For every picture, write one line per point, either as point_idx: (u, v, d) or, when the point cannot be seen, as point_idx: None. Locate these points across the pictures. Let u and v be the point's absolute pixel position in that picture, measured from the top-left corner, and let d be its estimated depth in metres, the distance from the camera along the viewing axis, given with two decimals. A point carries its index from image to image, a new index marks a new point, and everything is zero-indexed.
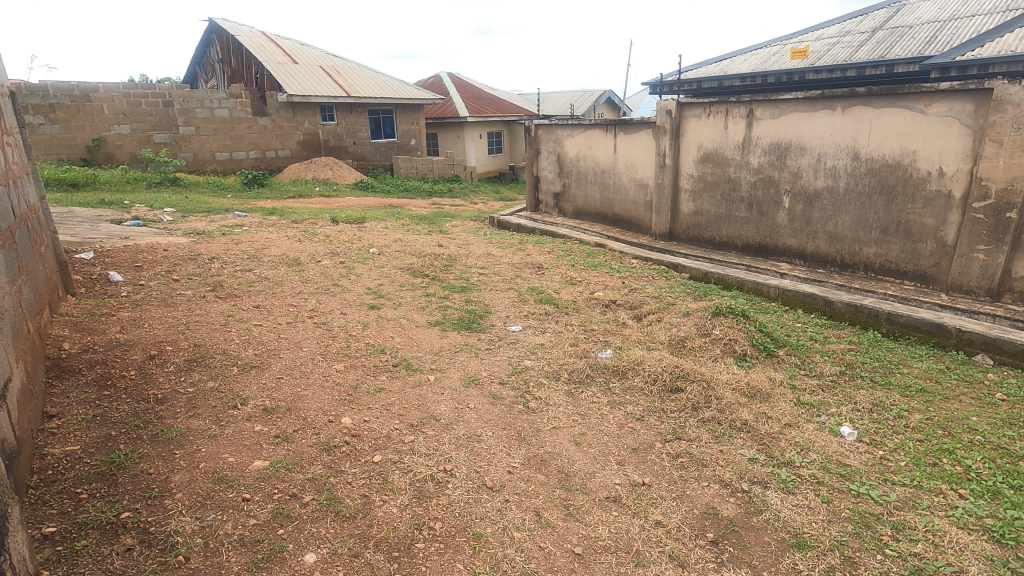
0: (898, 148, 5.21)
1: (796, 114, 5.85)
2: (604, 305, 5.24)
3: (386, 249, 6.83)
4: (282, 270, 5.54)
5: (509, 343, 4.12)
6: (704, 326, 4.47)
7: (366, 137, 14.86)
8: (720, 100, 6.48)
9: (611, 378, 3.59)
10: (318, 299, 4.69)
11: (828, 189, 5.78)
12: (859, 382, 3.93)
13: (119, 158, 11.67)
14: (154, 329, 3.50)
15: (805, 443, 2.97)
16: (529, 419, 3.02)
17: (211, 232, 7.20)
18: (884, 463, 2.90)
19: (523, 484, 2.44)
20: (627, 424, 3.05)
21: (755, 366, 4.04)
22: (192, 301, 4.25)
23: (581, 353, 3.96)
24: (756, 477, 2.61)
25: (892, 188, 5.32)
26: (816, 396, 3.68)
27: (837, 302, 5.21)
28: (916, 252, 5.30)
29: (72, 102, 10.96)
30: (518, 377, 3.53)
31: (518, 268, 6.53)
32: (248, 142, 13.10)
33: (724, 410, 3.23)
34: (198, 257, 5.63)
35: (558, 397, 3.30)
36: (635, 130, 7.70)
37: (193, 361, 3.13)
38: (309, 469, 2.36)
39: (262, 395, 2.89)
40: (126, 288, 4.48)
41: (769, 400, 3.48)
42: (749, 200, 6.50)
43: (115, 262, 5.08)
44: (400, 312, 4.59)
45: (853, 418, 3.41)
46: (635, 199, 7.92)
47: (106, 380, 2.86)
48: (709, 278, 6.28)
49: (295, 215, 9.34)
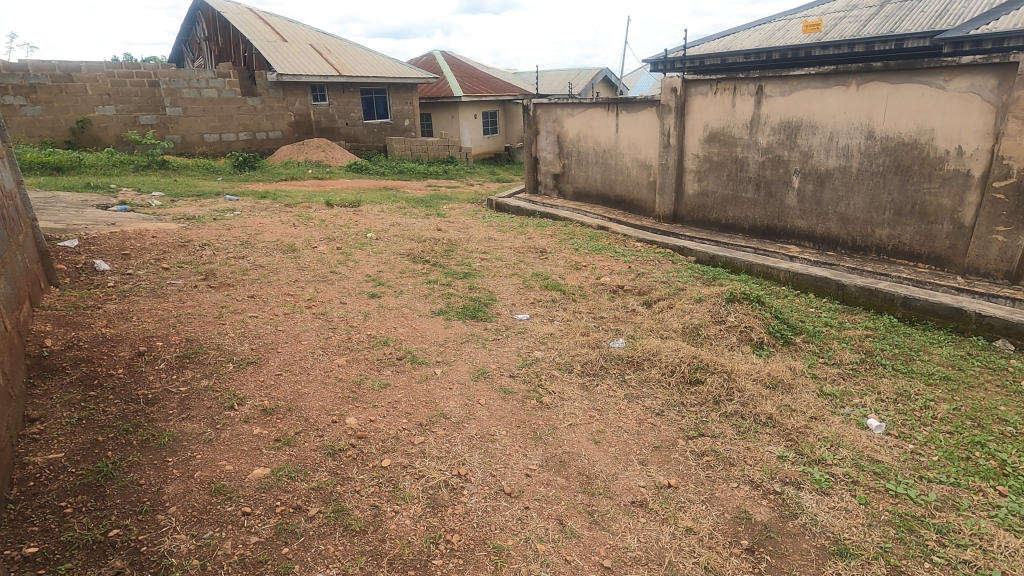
0: (915, 126, 5.01)
1: (808, 91, 5.63)
2: (612, 290, 5.09)
3: (385, 234, 6.61)
4: (277, 257, 5.32)
5: (517, 332, 3.95)
6: (719, 313, 4.31)
7: (359, 117, 14.48)
8: (727, 77, 6.23)
9: (627, 370, 3.43)
10: (316, 288, 4.49)
11: (840, 168, 5.59)
12: (881, 371, 3.80)
13: (105, 141, 11.33)
14: (143, 323, 3.28)
15: (834, 438, 2.83)
16: (543, 415, 2.86)
17: (202, 217, 6.96)
18: (916, 459, 2.77)
19: (543, 489, 2.28)
20: (647, 419, 2.90)
21: (773, 355, 3.89)
22: (182, 292, 4.03)
23: (593, 343, 3.78)
24: (789, 477, 2.46)
25: (908, 167, 5.14)
26: (838, 385, 3.56)
27: (851, 286, 5.07)
28: (931, 234, 5.15)
29: (54, 82, 10.57)
30: (530, 369, 3.36)
31: (520, 253, 6.34)
32: (238, 123, 12.72)
33: (747, 404, 3.07)
34: (188, 244, 5.40)
35: (573, 392, 3.14)
36: (637, 109, 7.46)
37: (185, 358, 2.93)
38: (313, 477, 2.18)
39: (260, 394, 2.70)
40: (112, 278, 4.27)
41: (792, 391, 3.34)
42: (756, 180, 6.31)
43: (101, 250, 4.85)
44: (401, 301, 4.39)
45: (878, 409, 3.29)
46: (638, 179, 7.70)
47: (91, 381, 2.67)
48: (716, 262, 6.13)
49: (288, 198, 9.07)
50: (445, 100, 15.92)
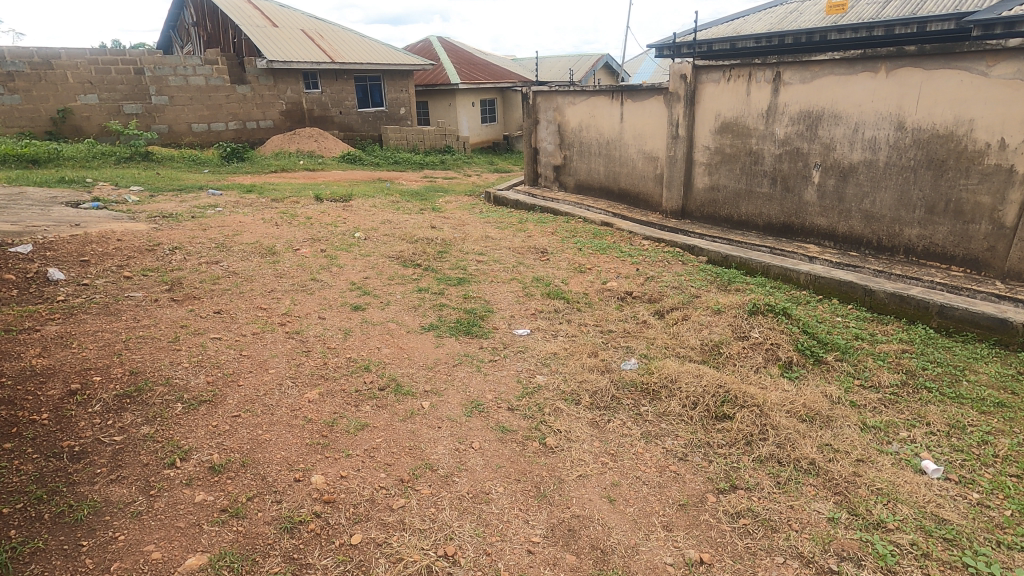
0: (952, 116, 4.54)
1: (831, 78, 5.15)
2: (620, 298, 4.65)
3: (374, 233, 6.15)
4: (254, 261, 4.87)
5: (516, 352, 3.51)
6: (741, 327, 3.88)
7: (352, 105, 13.92)
8: (742, 62, 5.74)
9: (642, 401, 2.99)
10: (293, 299, 4.04)
11: (865, 162, 5.13)
12: (926, 396, 3.37)
13: (87, 131, 10.80)
14: (84, 350, 2.83)
15: (889, 490, 2.41)
16: (547, 464, 2.43)
17: (179, 215, 6.50)
18: (987, 515, 2.35)
19: (548, 573, 1.88)
20: (669, 467, 2.48)
21: (804, 377, 3.46)
22: (139, 308, 3.58)
23: (603, 366, 3.34)
24: (845, 550, 2.05)
25: (943, 162, 4.67)
26: (880, 415, 3.13)
27: (880, 292, 4.64)
28: (967, 235, 4.70)
29: (32, 70, 10.07)
30: (531, 401, 2.92)
31: (520, 253, 5.88)
32: (226, 112, 12.17)
33: (785, 445, 2.63)
34: (157, 248, 4.94)
35: (581, 430, 2.71)
36: (643, 97, 6.97)
37: (125, 398, 2.48)
38: (263, 567, 1.78)
39: (210, 445, 2.26)
40: (66, 290, 3.84)
41: (832, 425, 2.92)
42: (772, 174, 5.85)
43: (57, 255, 4.39)
44: (388, 314, 3.94)
45: (930, 445, 2.87)
46: (643, 172, 7.23)
47: (7, 430, 2.21)
48: (730, 262, 5.69)
49: (275, 192, 8.59)
50: (442, 88, 15.36)
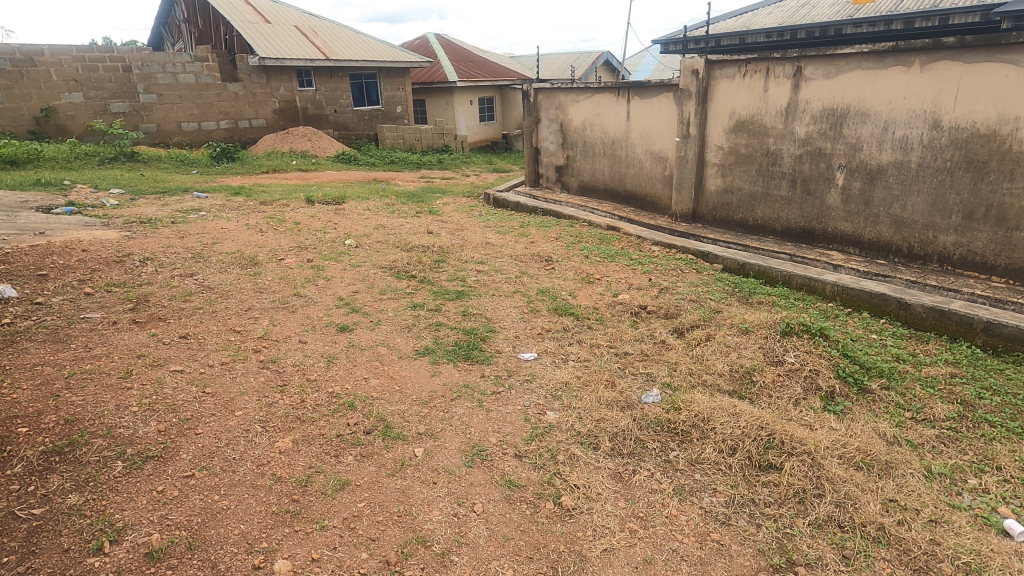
0: (994, 114, 4.11)
1: (859, 72, 4.73)
2: (633, 313, 4.22)
3: (365, 240, 5.71)
4: (232, 274, 4.44)
5: (522, 382, 3.08)
6: (773, 351, 3.46)
7: (347, 103, 13.46)
8: (759, 57, 5.32)
9: (671, 445, 2.57)
10: (272, 319, 3.61)
11: (895, 163, 4.70)
12: (990, 432, 2.91)
13: (72, 131, 10.34)
14: (16, 392, 2.40)
15: (977, 566, 1.98)
16: (564, 533, 2.02)
17: (158, 221, 6.07)
18: None
19: None
20: (710, 535, 2.07)
21: (851, 411, 3.04)
22: (94, 333, 3.15)
23: (623, 401, 2.90)
24: None
25: (984, 163, 4.25)
26: (942, 458, 2.70)
27: (916, 306, 4.22)
28: (1010, 243, 4.26)
29: (14, 67, 9.61)
30: (542, 446, 2.50)
31: (523, 262, 5.46)
32: (217, 110, 11.71)
33: (845, 505, 2.21)
34: (126, 259, 4.51)
35: (602, 485, 2.28)
36: (651, 94, 6.55)
37: (53, 455, 2.05)
38: None
39: (151, 520, 1.84)
40: (16, 310, 3.40)
41: (892, 474, 2.50)
42: (792, 176, 5.43)
43: (12, 269, 3.95)
44: (376, 336, 3.51)
45: (1010, 497, 2.43)
46: (651, 173, 6.80)
47: None
48: (747, 270, 5.27)
49: (264, 194, 8.14)
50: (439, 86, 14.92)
